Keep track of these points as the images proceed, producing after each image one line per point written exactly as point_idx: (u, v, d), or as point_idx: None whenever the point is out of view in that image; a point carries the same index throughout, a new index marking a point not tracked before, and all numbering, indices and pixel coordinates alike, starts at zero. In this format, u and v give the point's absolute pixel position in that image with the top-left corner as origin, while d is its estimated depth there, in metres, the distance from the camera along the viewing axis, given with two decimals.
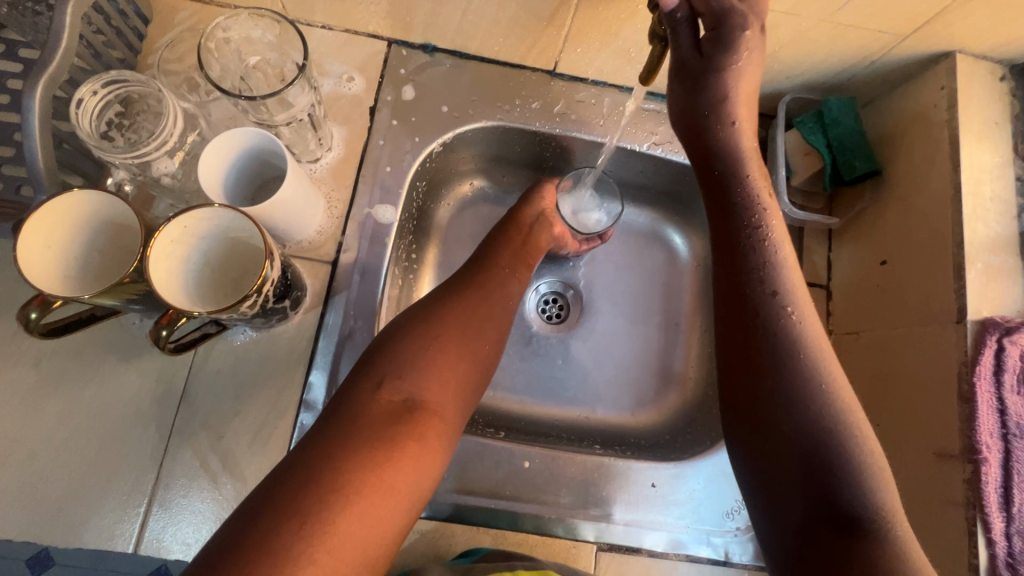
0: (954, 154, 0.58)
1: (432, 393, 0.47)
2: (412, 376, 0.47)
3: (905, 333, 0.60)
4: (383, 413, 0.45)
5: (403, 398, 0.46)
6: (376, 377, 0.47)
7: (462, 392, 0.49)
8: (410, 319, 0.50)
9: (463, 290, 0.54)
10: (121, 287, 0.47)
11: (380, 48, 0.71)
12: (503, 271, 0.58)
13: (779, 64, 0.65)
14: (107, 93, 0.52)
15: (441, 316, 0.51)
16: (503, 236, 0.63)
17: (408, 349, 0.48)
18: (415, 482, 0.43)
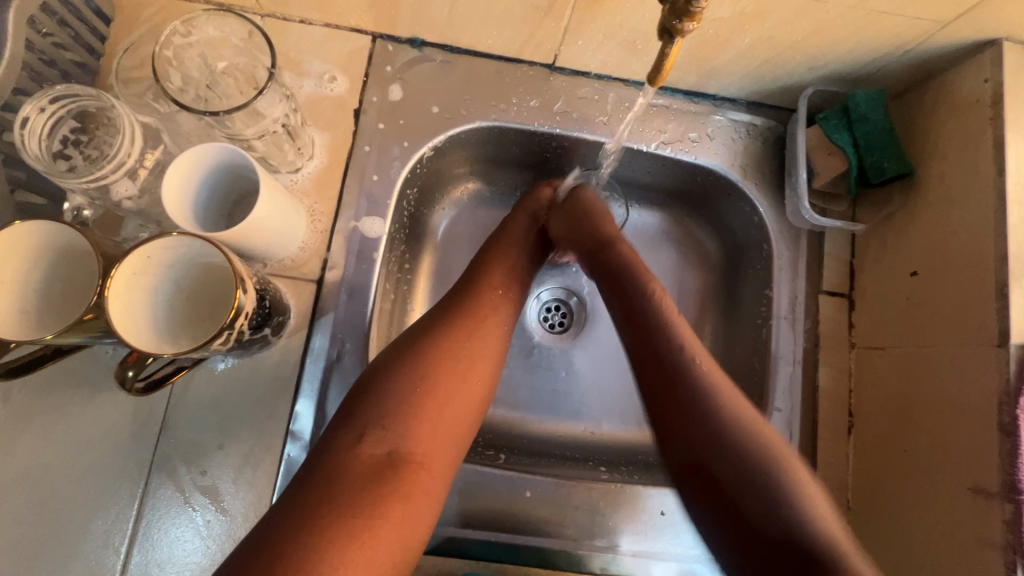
0: (999, 157, 0.52)
1: (419, 442, 0.45)
2: (396, 425, 0.45)
3: (937, 353, 0.55)
4: (365, 469, 0.42)
5: (385, 451, 0.43)
6: (358, 428, 0.44)
7: (453, 436, 0.47)
8: (395, 358, 0.48)
9: (450, 323, 0.51)
10: (81, 325, 0.43)
11: (364, 43, 0.65)
12: (493, 299, 0.55)
13: (802, 54, 0.59)
14: (58, 108, 0.47)
15: (427, 355, 0.48)
16: (496, 255, 0.60)
17: (391, 395, 0.45)
18: (402, 544, 0.41)
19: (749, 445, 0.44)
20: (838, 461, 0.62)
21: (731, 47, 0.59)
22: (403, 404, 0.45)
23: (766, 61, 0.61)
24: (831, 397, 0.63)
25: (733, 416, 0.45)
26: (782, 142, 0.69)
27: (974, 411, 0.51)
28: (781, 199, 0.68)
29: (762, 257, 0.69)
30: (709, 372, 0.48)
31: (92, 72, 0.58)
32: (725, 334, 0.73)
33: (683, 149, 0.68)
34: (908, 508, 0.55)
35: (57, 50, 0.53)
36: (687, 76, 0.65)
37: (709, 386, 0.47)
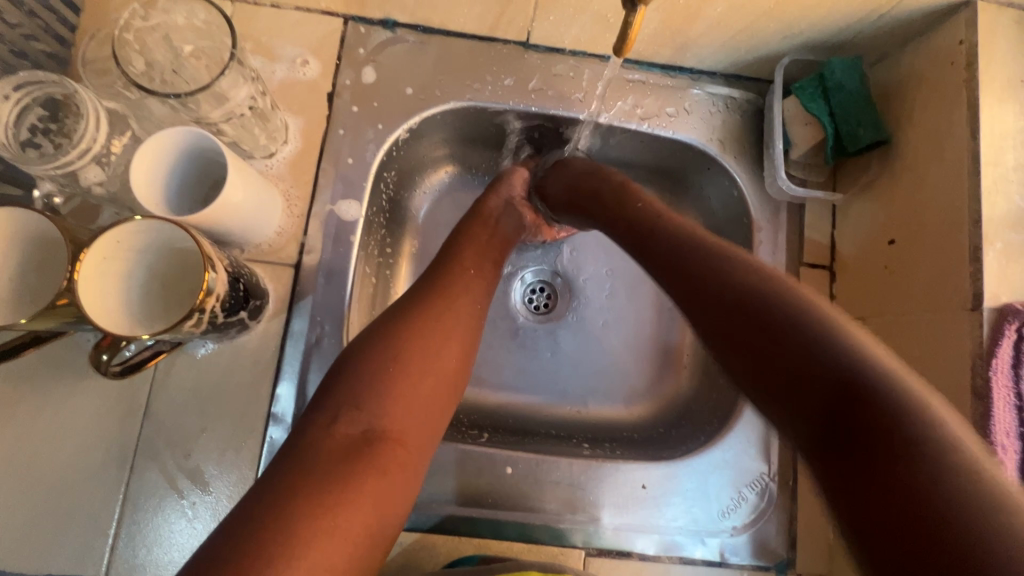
0: (973, 119, 0.51)
1: (395, 419, 0.45)
2: (371, 405, 0.45)
3: (914, 321, 0.55)
4: (339, 447, 0.42)
5: (360, 430, 0.43)
6: (333, 409, 0.44)
7: (428, 415, 0.47)
8: (369, 339, 0.48)
9: (420, 304, 0.51)
10: (53, 311, 0.43)
11: (336, 25, 0.65)
12: (465, 279, 0.55)
13: (775, 22, 0.58)
14: (22, 96, 0.47)
15: (400, 335, 0.48)
16: (467, 237, 0.60)
17: (365, 375, 0.46)
18: (377, 518, 0.41)
19: (803, 319, 0.40)
20: None
21: (703, 18, 0.58)
22: (378, 384, 0.46)
23: (740, 31, 0.60)
24: None
25: (785, 296, 0.42)
26: (761, 115, 0.68)
27: (948, 376, 0.50)
28: (760, 172, 0.67)
29: (743, 230, 0.68)
30: (738, 260, 0.46)
31: (63, 63, 0.58)
32: None
33: (660, 124, 0.67)
34: None
35: (25, 41, 0.54)
36: (663, 48, 0.65)
37: (728, 266, 0.46)
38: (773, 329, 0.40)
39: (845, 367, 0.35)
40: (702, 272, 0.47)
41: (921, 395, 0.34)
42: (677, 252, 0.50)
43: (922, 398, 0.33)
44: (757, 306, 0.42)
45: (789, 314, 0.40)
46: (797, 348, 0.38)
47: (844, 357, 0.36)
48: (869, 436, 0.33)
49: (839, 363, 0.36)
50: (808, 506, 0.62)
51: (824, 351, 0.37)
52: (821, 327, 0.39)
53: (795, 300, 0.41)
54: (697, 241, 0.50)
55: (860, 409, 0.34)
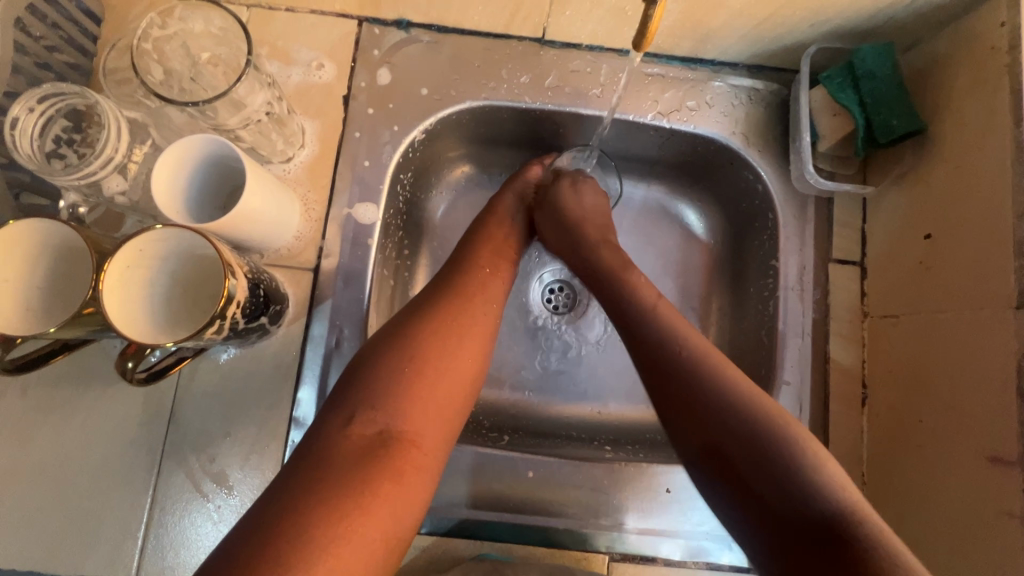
0: (1017, 105, 0.49)
1: (411, 421, 0.45)
2: (386, 406, 0.45)
3: (954, 318, 0.52)
4: (356, 448, 0.42)
5: (376, 430, 0.43)
6: (349, 411, 0.44)
7: (445, 415, 0.47)
8: (386, 341, 0.48)
9: (435, 305, 0.51)
10: (79, 319, 0.44)
11: (350, 28, 0.65)
12: (479, 279, 0.55)
13: (801, 10, 0.56)
14: (45, 108, 0.48)
15: (417, 337, 0.48)
16: (484, 236, 0.60)
17: (381, 376, 0.46)
18: (395, 521, 0.41)
19: (776, 451, 0.42)
20: (851, 434, 0.61)
21: (725, 7, 0.56)
22: (395, 384, 0.45)
23: (764, 20, 0.58)
24: (842, 368, 0.62)
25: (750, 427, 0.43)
26: (787, 106, 0.66)
27: (990, 376, 0.48)
28: (786, 166, 0.65)
29: (768, 226, 0.66)
30: (715, 374, 0.47)
31: (86, 72, 0.59)
32: (732, 310, 0.71)
33: (680, 119, 0.66)
34: (925, 480, 0.53)
35: (48, 52, 0.54)
36: (683, 41, 0.63)
37: (705, 382, 0.46)
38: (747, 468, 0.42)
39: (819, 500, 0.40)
40: (680, 384, 0.47)
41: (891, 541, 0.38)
42: (659, 355, 0.50)
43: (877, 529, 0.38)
44: (727, 425, 0.44)
45: (756, 448, 0.43)
46: (753, 453, 0.42)
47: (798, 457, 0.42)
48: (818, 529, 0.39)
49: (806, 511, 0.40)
50: None
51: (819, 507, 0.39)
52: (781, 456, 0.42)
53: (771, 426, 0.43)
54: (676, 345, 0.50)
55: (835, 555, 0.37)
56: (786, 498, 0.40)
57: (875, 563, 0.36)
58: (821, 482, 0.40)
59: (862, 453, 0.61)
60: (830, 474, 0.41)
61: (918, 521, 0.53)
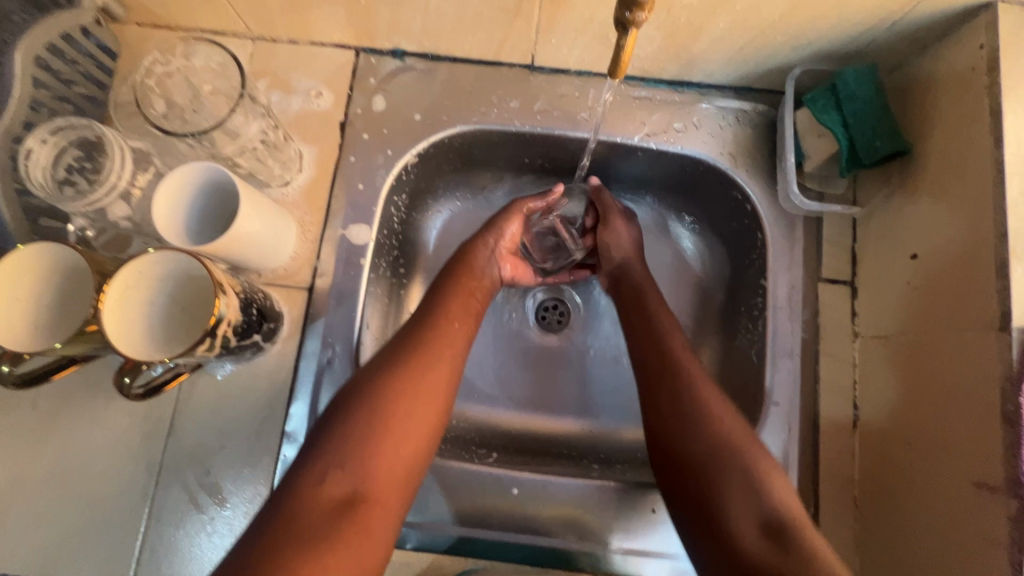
0: (996, 126, 0.48)
1: (376, 480, 0.47)
2: (354, 466, 0.46)
3: (939, 339, 0.52)
4: (325, 508, 0.44)
5: (344, 492, 0.45)
6: (320, 468, 0.46)
7: (407, 470, 0.49)
8: (352, 396, 0.50)
9: (401, 357, 0.52)
10: (81, 337, 0.47)
11: (348, 58, 0.68)
12: (449, 331, 0.56)
13: (781, 34, 0.57)
14: (58, 139, 0.52)
15: (382, 392, 0.50)
16: (455, 290, 0.60)
17: (351, 434, 0.47)
18: (360, 574, 0.43)
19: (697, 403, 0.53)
20: (842, 456, 0.60)
21: (706, 33, 0.58)
22: (362, 444, 0.47)
23: (746, 44, 0.59)
24: (833, 389, 0.61)
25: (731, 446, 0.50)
26: (775, 127, 0.66)
27: (975, 399, 0.47)
28: (774, 186, 0.65)
29: (757, 245, 0.67)
30: (708, 402, 0.53)
31: (100, 103, 0.63)
32: (725, 328, 0.71)
33: (667, 141, 0.67)
34: (912, 509, 0.52)
35: (68, 87, 0.59)
36: (668, 65, 0.64)
37: (683, 373, 0.56)
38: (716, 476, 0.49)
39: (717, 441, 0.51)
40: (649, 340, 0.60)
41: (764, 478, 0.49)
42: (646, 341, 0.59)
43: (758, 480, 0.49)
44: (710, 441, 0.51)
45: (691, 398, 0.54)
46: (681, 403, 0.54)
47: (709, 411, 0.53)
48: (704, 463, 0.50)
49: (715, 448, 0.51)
50: (832, 537, 0.58)
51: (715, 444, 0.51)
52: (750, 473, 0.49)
53: (744, 448, 0.50)
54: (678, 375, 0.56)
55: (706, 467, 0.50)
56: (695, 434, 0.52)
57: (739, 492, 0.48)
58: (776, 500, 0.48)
59: (854, 476, 0.59)
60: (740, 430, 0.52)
61: (907, 557, 0.52)
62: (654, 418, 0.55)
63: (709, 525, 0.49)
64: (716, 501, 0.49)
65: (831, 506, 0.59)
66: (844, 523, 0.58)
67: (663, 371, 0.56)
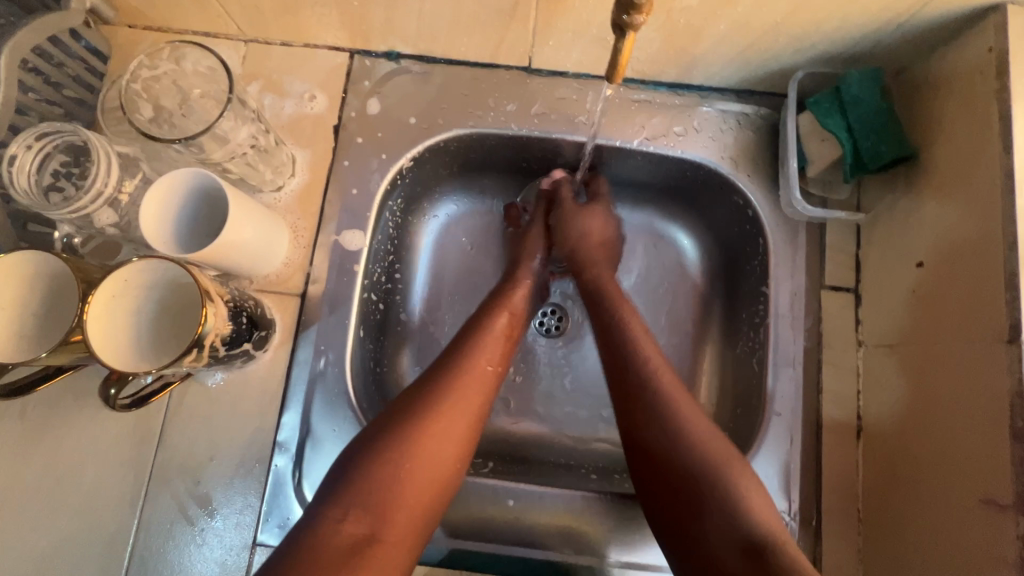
0: (1006, 132, 0.47)
1: (394, 521, 0.46)
2: (375, 506, 0.46)
3: (946, 351, 0.50)
4: (342, 547, 0.43)
5: (364, 532, 0.44)
6: (341, 507, 0.45)
7: (424, 512, 0.48)
8: (379, 432, 0.49)
9: (431, 396, 0.52)
10: (67, 346, 0.46)
11: (342, 60, 0.67)
12: (480, 373, 0.55)
13: (784, 37, 0.56)
14: (44, 145, 0.51)
15: (411, 431, 0.49)
16: (486, 323, 0.59)
17: (375, 473, 0.47)
18: None
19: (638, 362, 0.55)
20: (845, 468, 0.59)
21: (707, 35, 0.56)
22: (386, 483, 0.47)
23: (748, 47, 0.58)
24: (837, 399, 0.60)
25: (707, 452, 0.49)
26: (777, 131, 0.65)
27: (983, 413, 0.46)
28: (776, 191, 0.64)
29: (758, 252, 0.65)
30: (681, 407, 0.52)
31: (90, 106, 0.62)
32: (726, 336, 0.70)
33: (667, 145, 0.65)
34: (918, 527, 0.51)
35: (56, 90, 0.58)
36: (668, 68, 0.63)
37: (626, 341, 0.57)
38: (691, 484, 0.48)
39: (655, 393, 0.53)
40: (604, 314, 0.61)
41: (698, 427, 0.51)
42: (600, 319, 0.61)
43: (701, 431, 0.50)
44: (682, 447, 0.49)
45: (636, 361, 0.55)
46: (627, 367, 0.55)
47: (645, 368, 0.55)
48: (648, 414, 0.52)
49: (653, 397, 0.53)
50: (835, 551, 0.57)
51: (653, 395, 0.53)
52: (724, 481, 0.48)
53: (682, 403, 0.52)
54: (652, 380, 0.54)
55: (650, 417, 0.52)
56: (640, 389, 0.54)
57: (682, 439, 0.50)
58: (753, 512, 0.46)
59: (858, 489, 0.58)
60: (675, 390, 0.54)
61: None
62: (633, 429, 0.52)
63: (662, 470, 0.50)
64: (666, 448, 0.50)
65: (834, 519, 0.58)
66: (847, 536, 0.57)
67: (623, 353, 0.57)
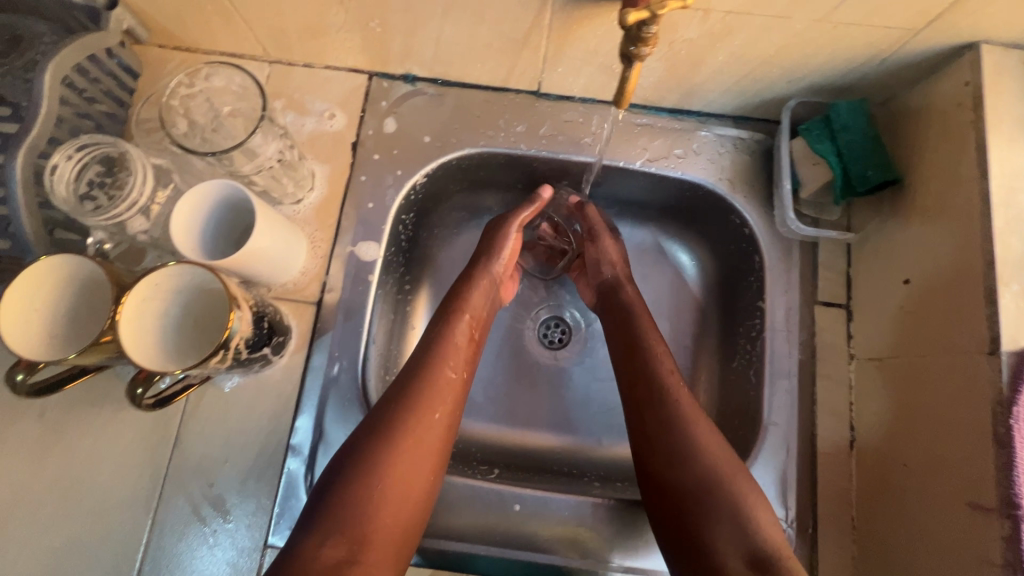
0: (983, 160, 0.51)
1: (371, 541, 0.48)
2: (351, 529, 0.47)
3: (931, 362, 0.53)
4: (322, 569, 0.45)
5: (343, 555, 0.46)
6: (322, 531, 0.47)
7: (401, 527, 0.50)
8: (354, 451, 0.51)
9: (401, 413, 0.53)
10: (98, 346, 0.48)
11: (361, 82, 0.70)
12: (445, 384, 0.56)
13: (778, 68, 0.60)
14: (82, 156, 0.54)
15: (387, 450, 0.51)
16: (448, 331, 0.61)
17: (350, 492, 0.48)
18: None
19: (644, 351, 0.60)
20: (839, 477, 0.61)
21: (706, 66, 0.60)
22: (364, 501, 0.48)
23: (743, 77, 0.62)
24: (831, 410, 0.62)
25: (711, 460, 0.52)
26: (771, 154, 0.69)
27: (967, 423, 0.49)
28: (771, 211, 0.68)
29: (755, 268, 0.68)
30: (678, 398, 0.56)
31: (118, 120, 0.65)
32: (723, 348, 0.72)
33: (668, 166, 0.69)
34: (907, 533, 0.53)
35: (89, 104, 0.61)
36: (669, 95, 0.67)
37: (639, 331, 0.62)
38: (686, 475, 0.52)
39: (655, 376, 0.58)
40: (620, 304, 0.66)
41: (688, 409, 0.55)
42: (620, 311, 0.66)
43: (688, 416, 0.55)
44: (677, 438, 0.54)
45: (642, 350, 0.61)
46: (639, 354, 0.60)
47: (648, 356, 0.60)
48: (648, 394, 0.57)
49: (653, 380, 0.58)
50: (832, 558, 0.59)
51: (656, 375, 0.58)
52: (718, 477, 0.51)
53: (676, 387, 0.57)
54: (656, 374, 0.58)
55: (652, 396, 0.57)
56: (642, 375, 0.59)
57: (675, 419, 0.55)
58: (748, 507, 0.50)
59: (852, 498, 0.60)
60: (670, 375, 0.58)
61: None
62: (637, 422, 0.57)
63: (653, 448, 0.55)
64: (658, 428, 0.55)
65: (829, 528, 0.59)
66: (842, 545, 0.59)
67: (632, 351, 0.61)
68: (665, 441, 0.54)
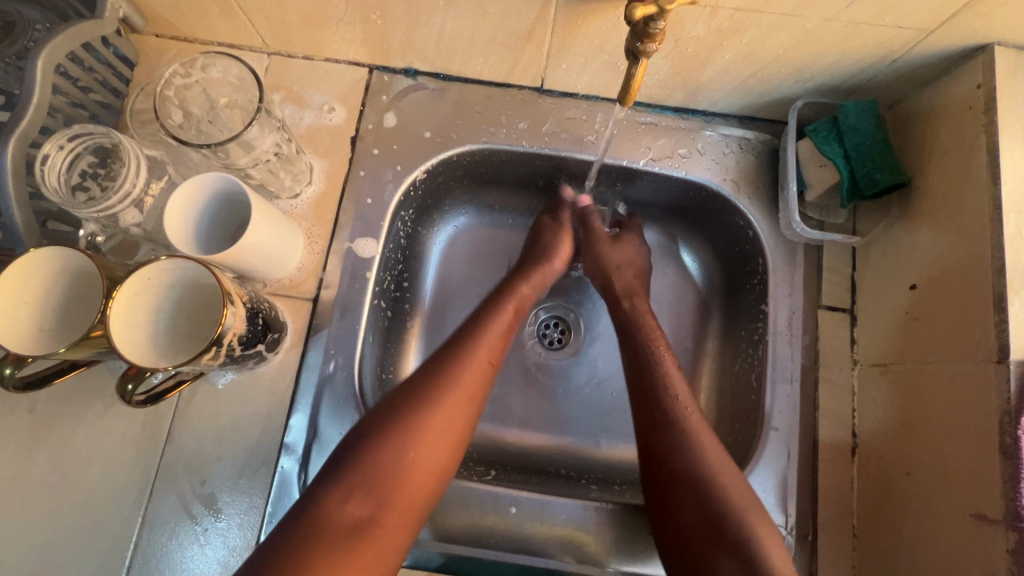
0: (994, 165, 0.50)
1: (389, 505, 0.47)
2: (375, 490, 0.47)
3: (937, 369, 0.52)
4: (339, 529, 0.45)
5: (364, 515, 0.46)
6: (344, 489, 0.47)
7: (421, 494, 0.49)
8: (387, 413, 0.50)
9: (441, 382, 0.53)
10: (87, 341, 0.46)
11: (362, 75, 0.69)
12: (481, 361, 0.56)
13: (786, 68, 0.59)
14: (75, 146, 0.53)
15: (417, 417, 0.50)
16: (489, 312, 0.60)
17: (378, 453, 0.48)
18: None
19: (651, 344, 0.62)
20: (841, 483, 0.60)
21: (713, 64, 0.59)
22: (389, 465, 0.48)
23: (750, 76, 0.61)
24: (833, 416, 0.62)
25: (705, 460, 0.52)
26: (777, 156, 0.68)
27: (974, 431, 0.48)
28: (776, 213, 0.66)
29: (758, 271, 0.67)
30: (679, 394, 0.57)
31: (112, 111, 0.64)
32: (725, 351, 0.71)
33: (672, 166, 0.68)
34: (910, 541, 0.53)
35: (83, 94, 0.59)
36: (674, 93, 0.66)
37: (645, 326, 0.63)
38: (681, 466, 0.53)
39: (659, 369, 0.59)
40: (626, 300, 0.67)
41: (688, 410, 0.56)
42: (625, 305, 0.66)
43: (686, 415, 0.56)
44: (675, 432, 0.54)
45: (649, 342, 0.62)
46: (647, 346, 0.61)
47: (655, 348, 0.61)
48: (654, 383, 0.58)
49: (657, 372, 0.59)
50: (831, 567, 0.58)
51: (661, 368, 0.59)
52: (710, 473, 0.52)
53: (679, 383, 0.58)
54: (659, 368, 0.59)
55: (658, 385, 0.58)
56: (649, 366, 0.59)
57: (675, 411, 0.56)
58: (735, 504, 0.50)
59: (853, 505, 0.59)
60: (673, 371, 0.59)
61: None
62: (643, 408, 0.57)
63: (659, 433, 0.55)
64: (661, 417, 0.56)
65: (830, 535, 0.59)
66: (842, 553, 0.58)
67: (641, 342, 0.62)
68: (664, 435, 0.55)
